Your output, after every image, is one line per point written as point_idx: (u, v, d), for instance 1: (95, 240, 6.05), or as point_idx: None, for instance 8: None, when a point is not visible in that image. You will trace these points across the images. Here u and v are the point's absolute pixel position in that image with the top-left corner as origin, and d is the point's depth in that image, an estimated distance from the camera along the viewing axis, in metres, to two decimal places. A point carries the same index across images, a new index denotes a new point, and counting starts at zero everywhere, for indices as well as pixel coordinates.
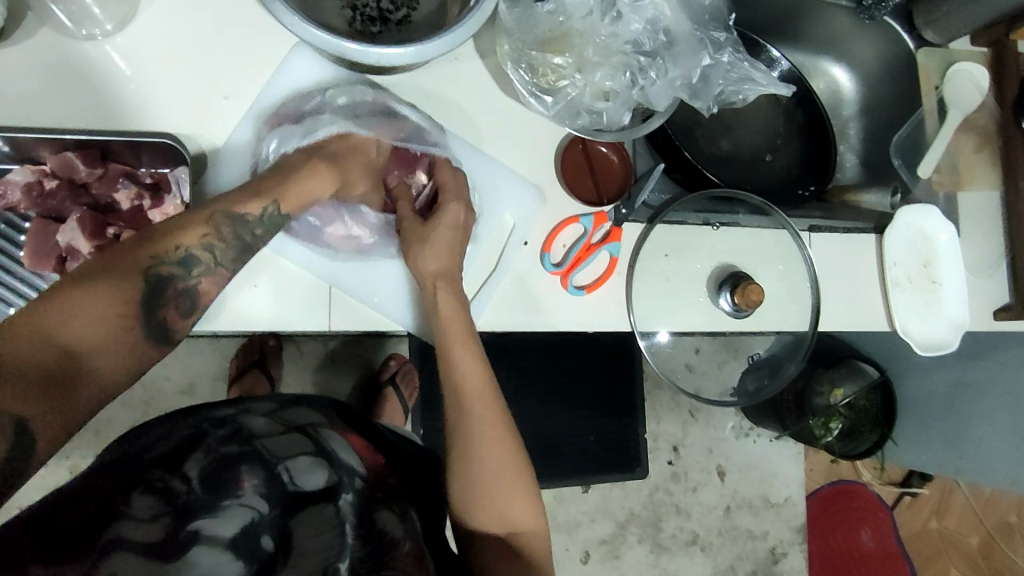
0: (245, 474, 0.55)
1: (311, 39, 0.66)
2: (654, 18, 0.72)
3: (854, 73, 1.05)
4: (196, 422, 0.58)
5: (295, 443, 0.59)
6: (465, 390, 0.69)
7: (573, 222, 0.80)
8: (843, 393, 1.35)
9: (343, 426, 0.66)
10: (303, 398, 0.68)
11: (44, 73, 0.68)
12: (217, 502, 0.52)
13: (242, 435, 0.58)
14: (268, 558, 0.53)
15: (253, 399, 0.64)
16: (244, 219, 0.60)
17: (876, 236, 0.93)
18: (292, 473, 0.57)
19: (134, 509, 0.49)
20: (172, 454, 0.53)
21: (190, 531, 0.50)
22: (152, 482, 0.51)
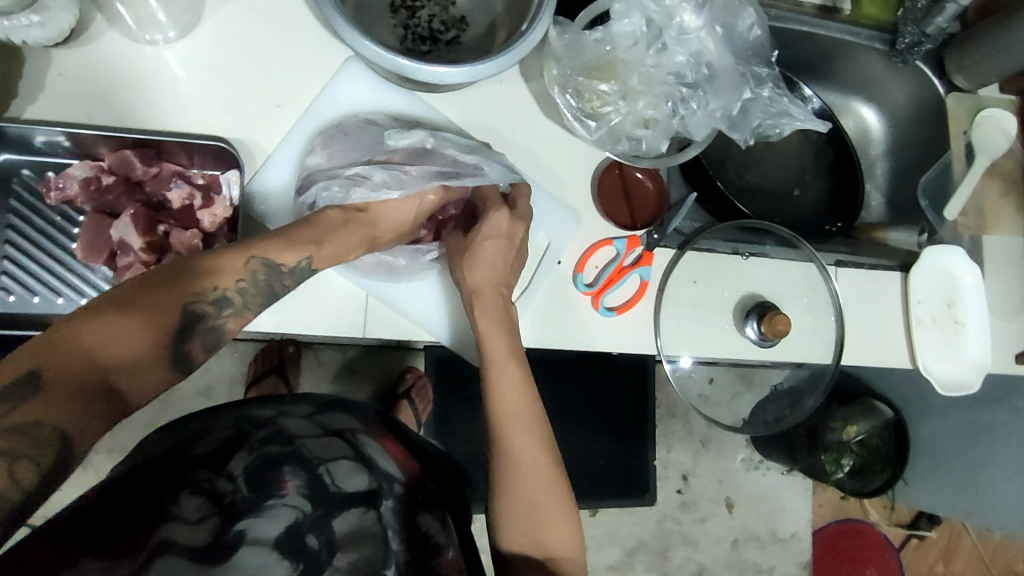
0: (288, 474, 0.54)
1: (369, 54, 0.69)
2: (697, 51, 0.75)
3: (883, 114, 1.07)
4: (237, 423, 0.59)
5: (335, 448, 0.60)
6: (504, 406, 0.70)
7: (606, 245, 0.81)
8: (856, 430, 1.37)
9: (379, 431, 0.68)
10: (344, 403, 0.70)
11: (107, 75, 0.71)
12: (264, 502, 0.52)
13: (283, 436, 0.59)
14: (315, 559, 0.52)
15: (293, 403, 0.66)
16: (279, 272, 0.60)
17: (901, 274, 0.94)
18: (333, 475, 0.56)
19: (182, 511, 0.49)
20: (217, 454, 0.54)
21: (235, 533, 0.50)
22: (199, 482, 0.51)
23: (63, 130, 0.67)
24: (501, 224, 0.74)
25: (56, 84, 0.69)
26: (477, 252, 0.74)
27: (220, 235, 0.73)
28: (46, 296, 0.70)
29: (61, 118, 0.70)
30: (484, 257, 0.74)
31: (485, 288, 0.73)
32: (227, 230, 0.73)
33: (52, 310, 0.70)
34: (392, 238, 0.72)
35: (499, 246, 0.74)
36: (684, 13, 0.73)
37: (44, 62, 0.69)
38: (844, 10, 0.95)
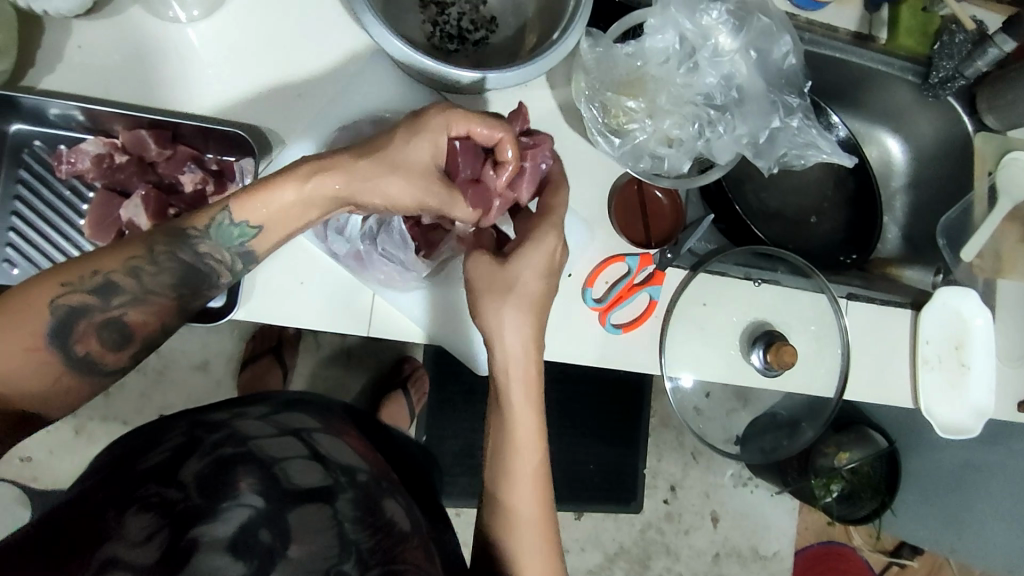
0: (242, 474, 0.57)
1: (394, 51, 0.68)
2: (729, 74, 0.74)
3: (907, 147, 1.06)
4: (190, 429, 0.62)
5: (289, 446, 0.63)
6: (514, 432, 0.66)
7: (618, 261, 0.80)
8: (848, 457, 1.36)
9: (340, 427, 0.72)
10: (304, 400, 0.74)
11: (126, 50, 0.69)
12: (215, 505, 0.54)
13: (237, 438, 0.61)
14: (268, 550, 0.54)
15: (253, 404, 0.70)
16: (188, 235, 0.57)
17: (912, 312, 0.92)
18: (287, 472, 0.59)
19: (128, 529, 0.51)
20: (167, 464, 0.56)
21: (190, 539, 0.51)
22: (148, 497, 0.53)
23: (78, 104, 0.67)
24: (547, 252, 0.67)
25: (76, 57, 0.68)
26: (510, 279, 0.66)
27: None
28: None
29: (77, 90, 0.68)
30: (518, 291, 0.66)
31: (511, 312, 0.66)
32: None
33: None
34: (385, 185, 0.60)
35: (532, 271, 0.66)
36: (720, 35, 0.72)
37: (65, 32, 0.68)
38: (879, 40, 0.93)
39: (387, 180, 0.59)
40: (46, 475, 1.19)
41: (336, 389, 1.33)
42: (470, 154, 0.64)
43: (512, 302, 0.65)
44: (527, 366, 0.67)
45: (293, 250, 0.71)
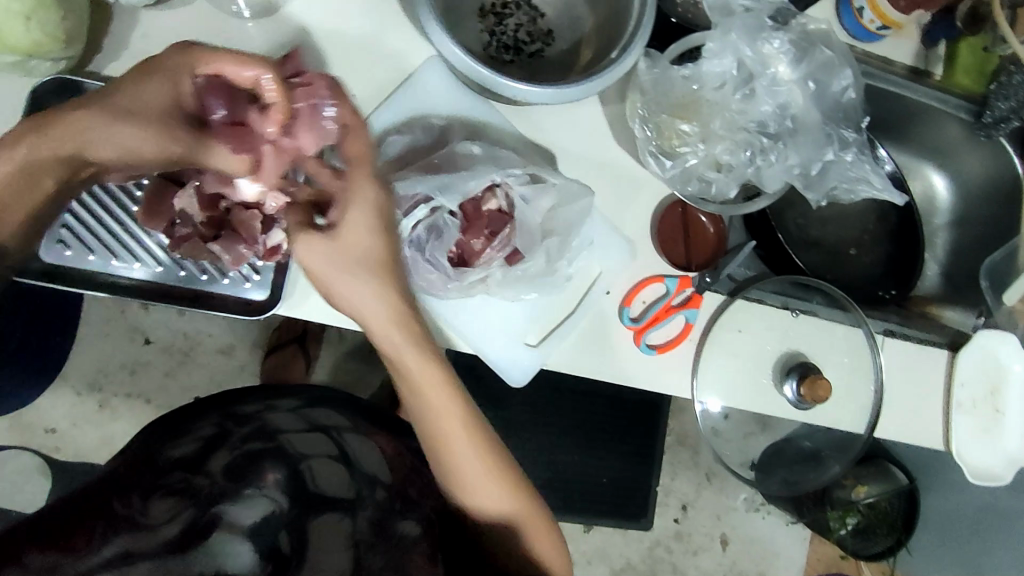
0: (269, 469, 0.60)
1: (455, 60, 0.68)
2: (786, 103, 0.73)
3: (954, 184, 1.04)
4: (219, 422, 0.67)
5: (319, 444, 0.66)
6: (419, 390, 0.64)
7: (657, 281, 0.80)
8: (866, 492, 1.35)
9: (367, 428, 0.73)
10: (328, 395, 0.76)
11: (190, 42, 0.70)
12: (241, 491, 0.58)
13: (267, 433, 0.65)
14: (284, 555, 0.55)
15: (285, 398, 0.74)
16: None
17: (949, 353, 0.91)
18: (313, 472, 0.62)
19: (152, 513, 0.53)
20: (196, 456, 0.61)
21: (210, 516, 0.54)
22: (172, 484, 0.57)
23: None
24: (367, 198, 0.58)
25: (139, 46, 0.69)
26: (345, 243, 0.58)
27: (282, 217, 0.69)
28: (102, 254, 0.70)
29: None
30: (349, 249, 0.58)
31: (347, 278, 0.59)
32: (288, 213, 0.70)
33: (104, 268, 0.70)
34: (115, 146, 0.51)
35: (359, 229, 0.58)
36: (779, 64, 0.72)
37: (131, 21, 0.69)
38: (935, 76, 0.93)
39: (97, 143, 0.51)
40: (69, 447, 1.20)
41: (357, 383, 1.34)
42: (229, 94, 0.51)
43: (334, 265, 0.58)
44: (411, 337, 0.62)
45: None
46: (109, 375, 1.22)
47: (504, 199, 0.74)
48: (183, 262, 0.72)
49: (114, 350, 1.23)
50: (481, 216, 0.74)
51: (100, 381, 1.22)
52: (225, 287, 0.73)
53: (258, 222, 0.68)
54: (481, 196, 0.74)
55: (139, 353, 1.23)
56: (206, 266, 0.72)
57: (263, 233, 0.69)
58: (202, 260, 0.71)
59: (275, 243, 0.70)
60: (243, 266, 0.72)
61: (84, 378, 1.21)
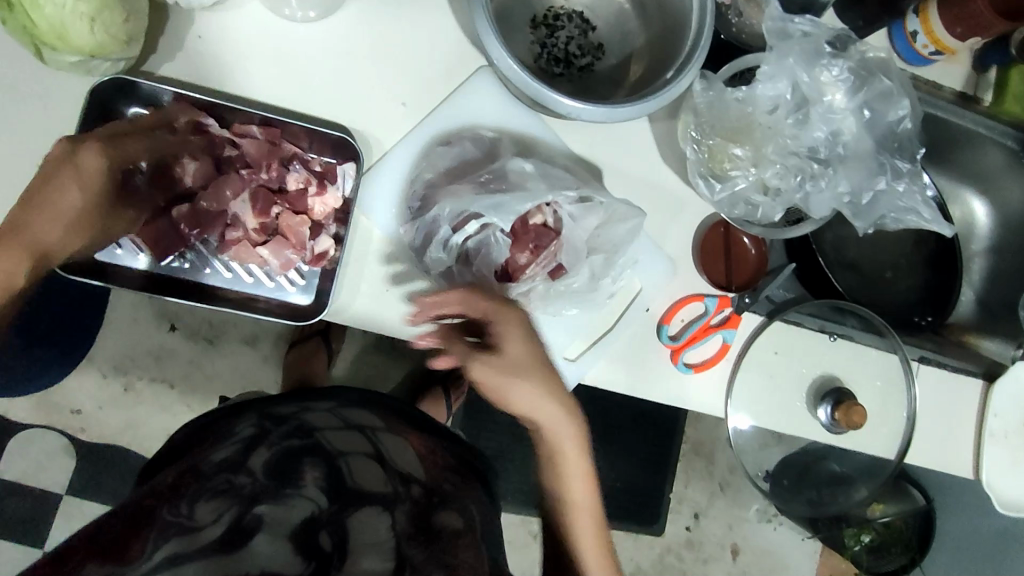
0: (307, 469, 0.62)
1: (511, 76, 0.68)
2: (838, 130, 0.72)
3: (993, 212, 1.03)
4: (258, 428, 0.69)
5: (354, 442, 0.68)
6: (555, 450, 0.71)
7: (697, 300, 0.80)
8: (882, 510, 1.37)
9: (398, 429, 0.76)
10: (362, 400, 0.79)
11: (244, 45, 0.70)
12: (282, 490, 0.58)
13: (303, 431, 0.68)
14: (327, 553, 0.54)
15: (318, 400, 0.77)
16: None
17: (982, 383, 0.91)
18: (349, 467, 0.64)
19: (199, 515, 0.54)
20: (238, 458, 0.63)
21: (252, 517, 0.54)
22: (217, 487, 0.58)
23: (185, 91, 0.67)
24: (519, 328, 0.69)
25: (195, 47, 0.70)
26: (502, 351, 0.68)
27: (327, 225, 0.73)
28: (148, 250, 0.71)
29: (194, 79, 0.70)
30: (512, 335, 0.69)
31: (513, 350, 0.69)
32: (334, 221, 0.73)
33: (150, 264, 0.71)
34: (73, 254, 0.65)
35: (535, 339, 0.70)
36: (836, 92, 0.71)
37: (187, 22, 0.69)
38: (983, 102, 0.92)
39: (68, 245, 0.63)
40: (94, 429, 1.22)
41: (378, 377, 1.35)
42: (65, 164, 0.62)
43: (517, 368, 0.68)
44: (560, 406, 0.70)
45: (382, 255, 0.73)
46: (135, 359, 1.23)
47: (552, 216, 0.75)
48: (231, 264, 0.73)
49: (140, 335, 1.23)
50: (528, 231, 0.74)
51: (126, 364, 1.22)
52: (270, 290, 0.74)
53: (307, 228, 0.73)
54: (530, 212, 0.74)
55: (165, 339, 1.24)
56: (253, 269, 0.73)
57: (310, 238, 0.72)
58: (249, 263, 0.73)
59: (322, 249, 0.71)
60: (289, 270, 0.73)
61: (111, 360, 1.22)
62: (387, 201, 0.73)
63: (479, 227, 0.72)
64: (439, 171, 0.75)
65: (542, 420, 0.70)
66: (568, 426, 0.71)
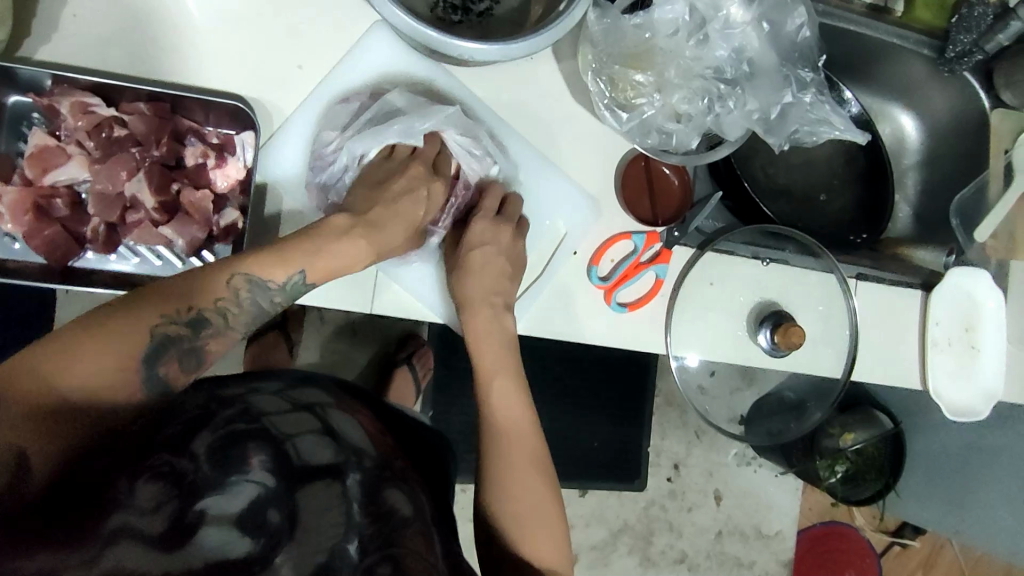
0: (253, 450, 0.48)
1: (398, 24, 0.65)
2: (741, 47, 0.72)
3: (921, 124, 1.03)
4: (204, 401, 0.52)
5: (304, 421, 0.53)
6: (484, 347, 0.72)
7: (624, 238, 0.79)
8: (853, 438, 1.35)
9: (351, 405, 0.61)
10: (310, 377, 0.65)
11: (125, 21, 0.67)
12: (225, 480, 0.46)
13: (250, 413, 0.52)
14: (274, 534, 0.46)
15: (265, 379, 0.60)
16: (265, 286, 0.60)
17: (922, 293, 0.91)
18: (300, 450, 0.50)
19: (138, 497, 0.43)
20: (178, 435, 0.47)
21: (196, 512, 0.44)
22: (157, 466, 0.45)
23: (51, 72, 0.63)
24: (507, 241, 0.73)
25: (71, 28, 0.66)
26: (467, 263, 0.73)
27: (232, 198, 0.72)
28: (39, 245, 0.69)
29: (74, 63, 0.66)
30: (479, 268, 0.72)
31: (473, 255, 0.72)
32: (239, 192, 0.71)
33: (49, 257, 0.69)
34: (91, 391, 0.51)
35: (488, 252, 0.73)
36: (732, 6, 0.70)
37: (60, 3, 0.65)
38: (895, 12, 0.91)
39: (103, 349, 0.51)
40: None
41: (341, 365, 1.29)
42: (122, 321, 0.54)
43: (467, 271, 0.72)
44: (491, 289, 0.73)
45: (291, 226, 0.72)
46: None
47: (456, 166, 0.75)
48: (138, 248, 0.72)
49: None
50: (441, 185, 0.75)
51: None
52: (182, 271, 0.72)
53: (210, 203, 0.71)
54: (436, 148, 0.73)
55: None
56: (161, 251, 0.72)
57: (215, 213, 0.71)
58: (156, 245, 0.71)
59: (228, 222, 0.70)
60: (198, 249, 0.72)
61: None
62: (292, 163, 0.72)
63: (353, 153, 0.70)
64: (340, 130, 0.72)
65: (476, 311, 0.73)
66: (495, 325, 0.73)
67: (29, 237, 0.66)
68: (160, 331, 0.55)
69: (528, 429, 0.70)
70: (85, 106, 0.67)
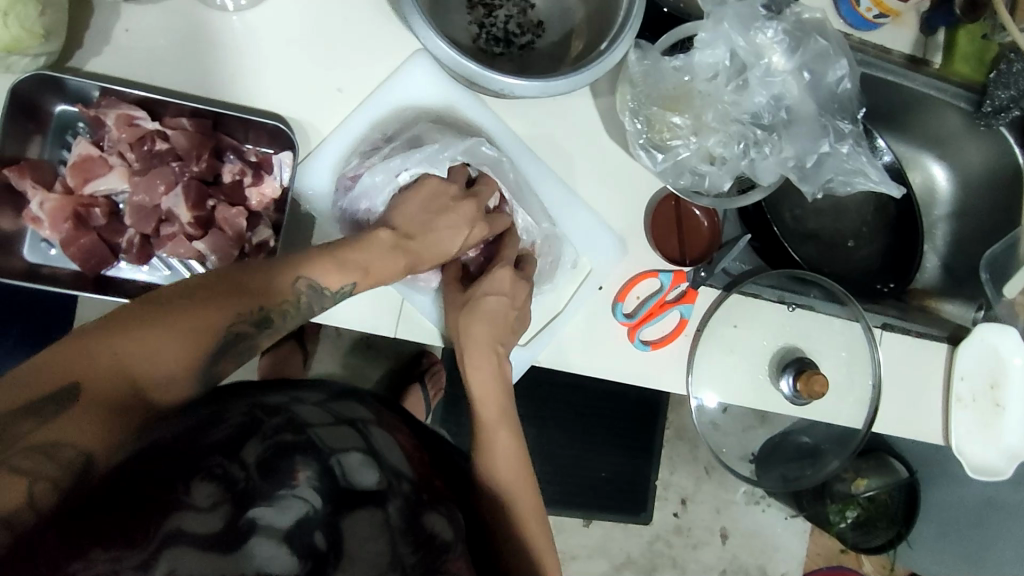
0: (300, 464, 0.48)
1: (439, 54, 0.66)
2: (780, 94, 0.72)
3: (953, 175, 1.03)
4: (248, 406, 0.52)
5: (347, 438, 0.53)
6: (481, 396, 0.72)
7: (651, 276, 0.79)
8: (866, 485, 1.35)
9: (389, 424, 0.60)
10: (348, 391, 0.62)
11: (173, 36, 0.68)
12: (274, 492, 0.46)
13: (295, 423, 0.51)
14: (320, 559, 0.46)
15: (303, 389, 0.59)
16: (322, 295, 0.58)
17: (949, 348, 0.90)
18: (345, 468, 0.50)
19: (194, 498, 0.43)
20: (229, 438, 0.47)
21: (247, 521, 0.44)
22: (211, 468, 0.45)
23: (99, 84, 0.65)
24: (502, 281, 0.72)
25: (122, 41, 0.67)
26: (477, 307, 0.71)
27: (265, 216, 0.73)
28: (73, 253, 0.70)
29: (123, 75, 0.67)
30: (488, 315, 0.71)
31: (483, 300, 0.71)
32: (273, 211, 0.73)
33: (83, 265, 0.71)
34: (157, 382, 0.48)
35: (500, 303, 0.72)
36: (773, 54, 0.71)
37: (113, 16, 0.67)
38: (933, 64, 0.90)
39: (175, 343, 0.49)
40: None
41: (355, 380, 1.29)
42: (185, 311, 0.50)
43: (472, 317, 0.71)
44: (491, 333, 0.72)
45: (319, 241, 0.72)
46: None
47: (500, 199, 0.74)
48: (171, 261, 0.73)
49: None
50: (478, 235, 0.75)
51: None
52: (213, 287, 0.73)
53: (244, 220, 0.72)
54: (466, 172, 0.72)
55: None
56: (192, 264, 0.73)
57: (248, 230, 0.73)
58: (188, 258, 0.73)
59: (261, 240, 0.72)
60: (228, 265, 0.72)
61: None
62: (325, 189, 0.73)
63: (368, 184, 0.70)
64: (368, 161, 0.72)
65: (476, 359, 0.72)
66: (492, 373, 0.72)
67: (65, 244, 0.66)
68: (231, 329, 0.53)
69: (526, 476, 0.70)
70: (130, 119, 0.68)
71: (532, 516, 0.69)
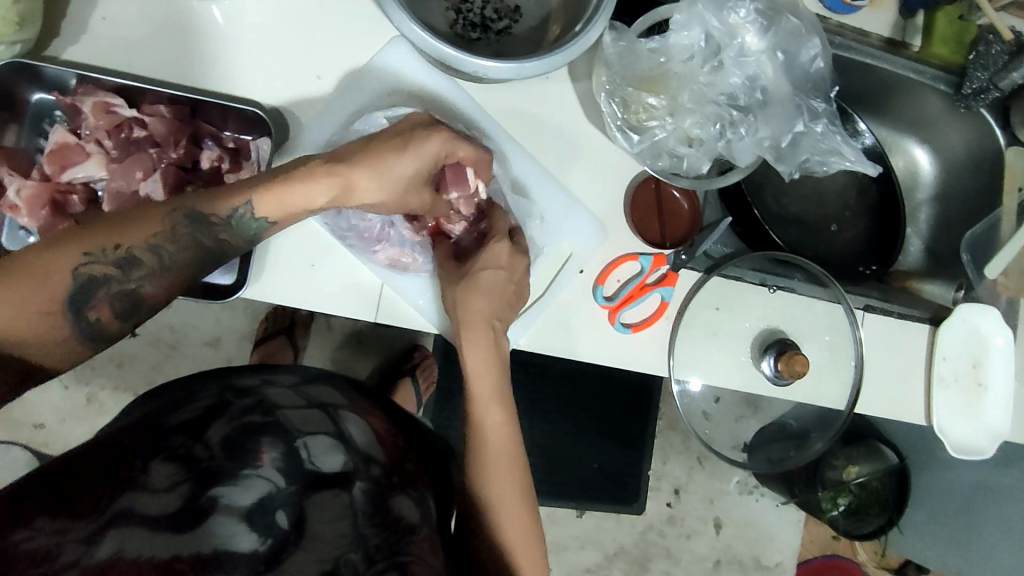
0: (266, 444, 0.50)
1: (414, 37, 0.66)
2: (755, 75, 0.73)
3: (935, 158, 1.03)
4: (219, 391, 0.55)
5: (315, 420, 0.54)
6: (479, 373, 0.72)
7: (631, 260, 0.79)
8: (857, 471, 1.34)
9: (365, 407, 0.60)
10: (327, 374, 0.63)
11: (150, 25, 0.68)
12: (238, 471, 0.48)
13: (264, 406, 0.54)
14: (281, 538, 0.46)
15: (280, 372, 0.61)
16: (206, 222, 0.57)
17: (930, 328, 0.90)
18: (311, 451, 0.51)
19: (153, 478, 0.46)
20: (195, 421, 0.51)
21: (208, 499, 0.46)
22: (174, 449, 0.48)
23: (74, 71, 0.65)
24: (499, 256, 0.73)
25: (100, 29, 0.67)
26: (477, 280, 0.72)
27: None
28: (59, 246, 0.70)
29: (101, 64, 0.68)
30: (485, 289, 0.72)
31: (483, 277, 0.72)
32: None
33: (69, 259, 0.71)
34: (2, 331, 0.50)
35: (498, 277, 0.72)
36: (746, 34, 0.71)
37: (90, 5, 0.67)
38: (912, 47, 0.90)
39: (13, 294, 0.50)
40: (57, 440, 1.14)
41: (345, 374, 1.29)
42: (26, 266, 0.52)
43: (469, 290, 0.71)
44: (490, 310, 0.72)
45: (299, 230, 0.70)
46: (93, 368, 1.15)
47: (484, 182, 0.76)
48: None
49: None
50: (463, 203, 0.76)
51: (86, 374, 1.14)
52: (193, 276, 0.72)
53: None
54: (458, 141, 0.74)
55: (126, 346, 1.15)
56: None
57: None
58: None
59: None
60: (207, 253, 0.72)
61: (72, 370, 1.14)
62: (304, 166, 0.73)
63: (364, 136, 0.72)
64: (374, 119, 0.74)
65: (473, 335, 0.71)
66: (489, 351, 0.72)
67: (45, 231, 0.67)
68: (84, 272, 0.53)
69: (514, 456, 0.71)
70: (105, 105, 0.68)
71: (517, 495, 0.70)
